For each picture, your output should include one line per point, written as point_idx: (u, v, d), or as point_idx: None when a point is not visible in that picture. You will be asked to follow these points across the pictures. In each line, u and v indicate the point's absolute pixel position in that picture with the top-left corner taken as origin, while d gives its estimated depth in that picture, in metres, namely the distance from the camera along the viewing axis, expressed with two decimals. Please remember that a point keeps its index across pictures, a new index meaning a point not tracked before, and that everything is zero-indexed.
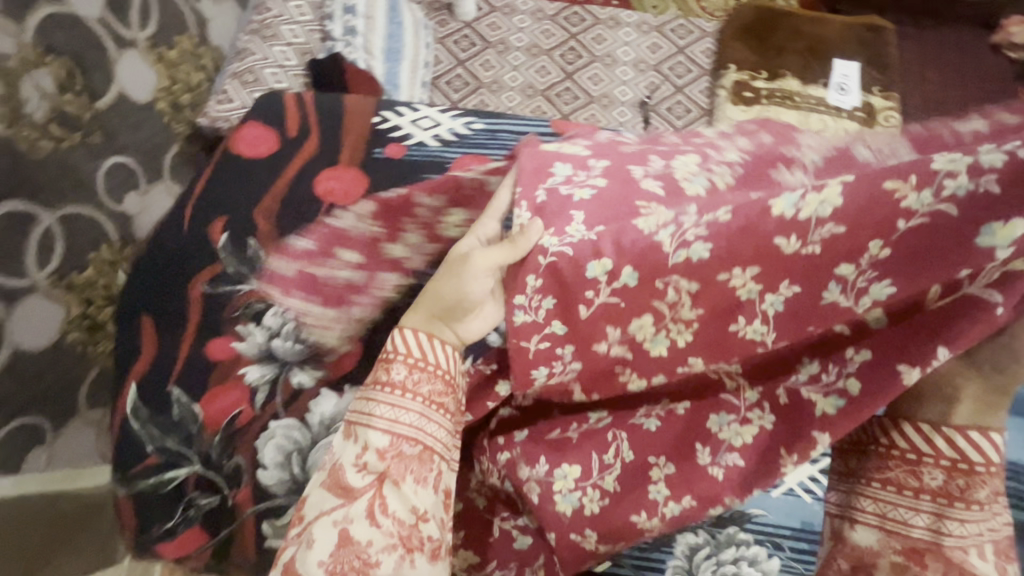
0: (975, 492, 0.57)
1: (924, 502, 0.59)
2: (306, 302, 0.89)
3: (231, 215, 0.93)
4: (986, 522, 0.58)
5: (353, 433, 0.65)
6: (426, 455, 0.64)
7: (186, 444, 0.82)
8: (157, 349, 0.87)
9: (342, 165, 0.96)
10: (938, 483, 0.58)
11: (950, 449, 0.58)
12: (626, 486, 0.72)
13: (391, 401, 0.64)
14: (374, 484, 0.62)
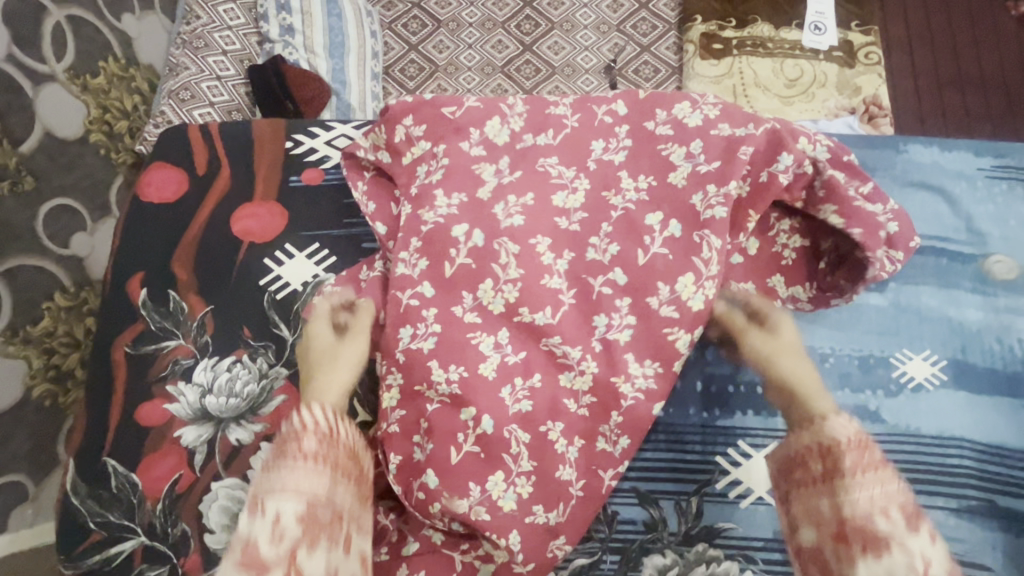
0: (843, 462, 0.70)
1: (819, 500, 0.69)
2: (235, 352, 0.84)
3: (147, 268, 0.87)
4: (879, 494, 0.68)
5: (261, 504, 0.66)
6: (332, 523, 0.67)
7: (130, 515, 0.79)
8: (88, 420, 0.83)
9: (258, 199, 0.89)
10: (816, 474, 0.71)
11: (823, 469, 0.70)
12: (551, 479, 0.73)
13: (303, 468, 0.68)
14: (287, 556, 0.64)
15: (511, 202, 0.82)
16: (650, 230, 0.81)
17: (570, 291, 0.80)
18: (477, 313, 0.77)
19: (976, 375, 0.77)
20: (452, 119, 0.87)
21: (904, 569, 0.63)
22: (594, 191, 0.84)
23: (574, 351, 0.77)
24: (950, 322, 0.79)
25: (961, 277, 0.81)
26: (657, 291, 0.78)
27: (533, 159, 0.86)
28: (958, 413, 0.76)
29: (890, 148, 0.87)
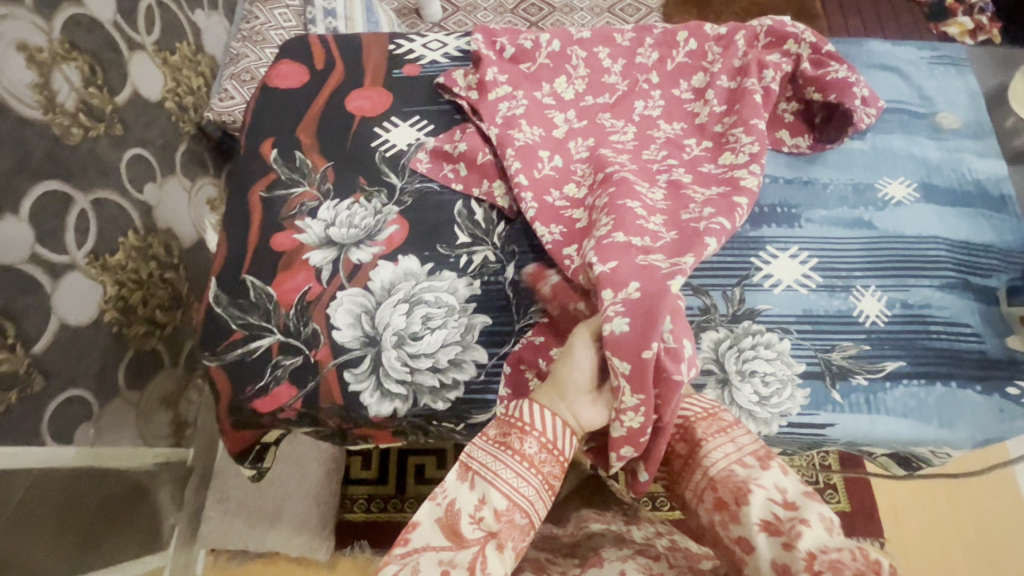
0: (696, 434, 0.76)
1: (695, 475, 0.74)
2: (353, 195, 1.02)
3: (276, 135, 1.06)
4: (732, 448, 0.73)
5: (471, 478, 0.68)
6: (517, 516, 0.67)
7: (267, 319, 0.93)
8: (229, 250, 0.98)
9: (368, 86, 1.11)
10: (683, 453, 0.77)
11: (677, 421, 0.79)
12: (632, 227, 0.84)
13: (517, 469, 0.68)
14: (481, 541, 0.65)
15: (580, 141, 1.02)
16: (689, 145, 1.02)
17: (634, 165, 0.98)
18: (564, 200, 0.96)
19: (940, 193, 1.01)
20: (529, 74, 1.09)
21: (766, 503, 0.66)
22: (640, 131, 1.04)
23: (645, 187, 0.94)
24: (916, 158, 1.03)
25: (920, 128, 1.06)
26: (707, 165, 0.99)
27: (593, 111, 1.06)
28: (931, 218, 0.98)
29: (851, 45, 1.14)
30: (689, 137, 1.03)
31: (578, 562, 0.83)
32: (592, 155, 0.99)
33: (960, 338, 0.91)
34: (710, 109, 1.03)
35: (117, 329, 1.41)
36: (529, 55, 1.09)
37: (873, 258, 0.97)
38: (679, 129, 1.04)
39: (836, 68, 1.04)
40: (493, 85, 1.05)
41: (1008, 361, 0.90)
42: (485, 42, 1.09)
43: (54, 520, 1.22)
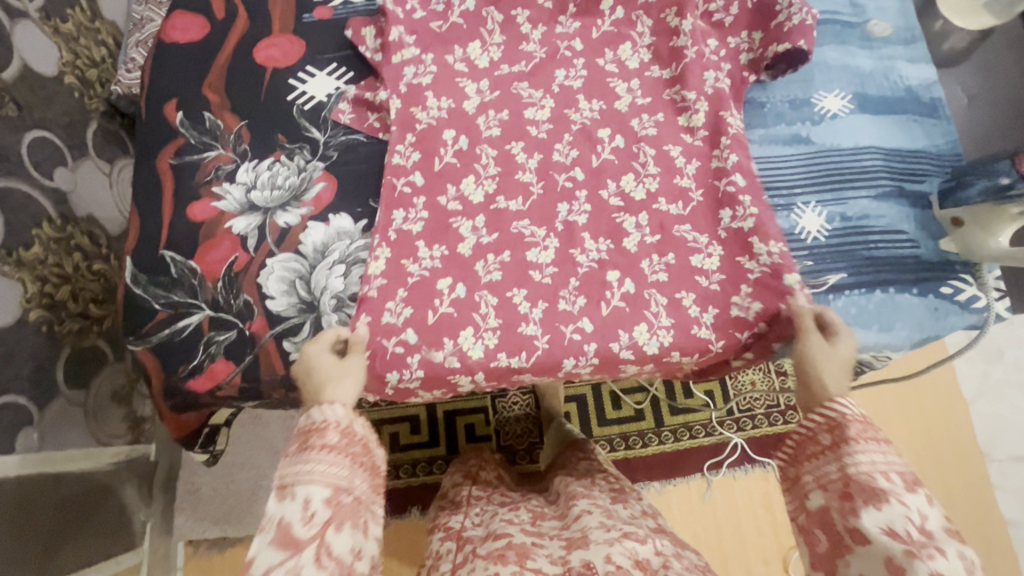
0: (846, 431, 0.66)
1: (826, 465, 0.67)
2: (273, 153, 0.94)
3: (179, 97, 0.97)
4: (880, 457, 0.64)
5: (289, 490, 0.63)
6: (336, 498, 0.64)
7: (193, 294, 0.87)
8: (141, 224, 0.90)
9: (277, 34, 1.01)
10: (823, 443, 0.68)
11: (823, 418, 0.68)
12: (515, 327, 0.84)
13: (328, 461, 0.65)
14: (318, 534, 0.61)
15: (491, 115, 0.94)
16: (601, 141, 0.93)
17: (540, 183, 0.91)
18: (459, 202, 0.90)
19: (873, 102, 1.00)
20: (440, 34, 0.98)
21: (901, 518, 0.60)
22: (555, 108, 0.95)
23: (539, 232, 0.89)
24: (850, 68, 1.02)
25: (852, 38, 1.04)
26: (608, 185, 0.91)
27: (507, 81, 0.96)
28: (865, 128, 0.98)
29: None
30: (609, 118, 0.94)
31: (563, 543, 0.83)
32: (500, 136, 0.93)
33: (896, 244, 0.93)
34: (632, 98, 0.95)
35: (47, 327, 1.29)
36: (441, 16, 0.98)
37: (812, 172, 0.97)
38: (602, 104, 0.96)
39: (784, 15, 0.93)
40: (399, 46, 0.96)
41: (940, 262, 0.92)
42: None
43: (9, 530, 1.14)
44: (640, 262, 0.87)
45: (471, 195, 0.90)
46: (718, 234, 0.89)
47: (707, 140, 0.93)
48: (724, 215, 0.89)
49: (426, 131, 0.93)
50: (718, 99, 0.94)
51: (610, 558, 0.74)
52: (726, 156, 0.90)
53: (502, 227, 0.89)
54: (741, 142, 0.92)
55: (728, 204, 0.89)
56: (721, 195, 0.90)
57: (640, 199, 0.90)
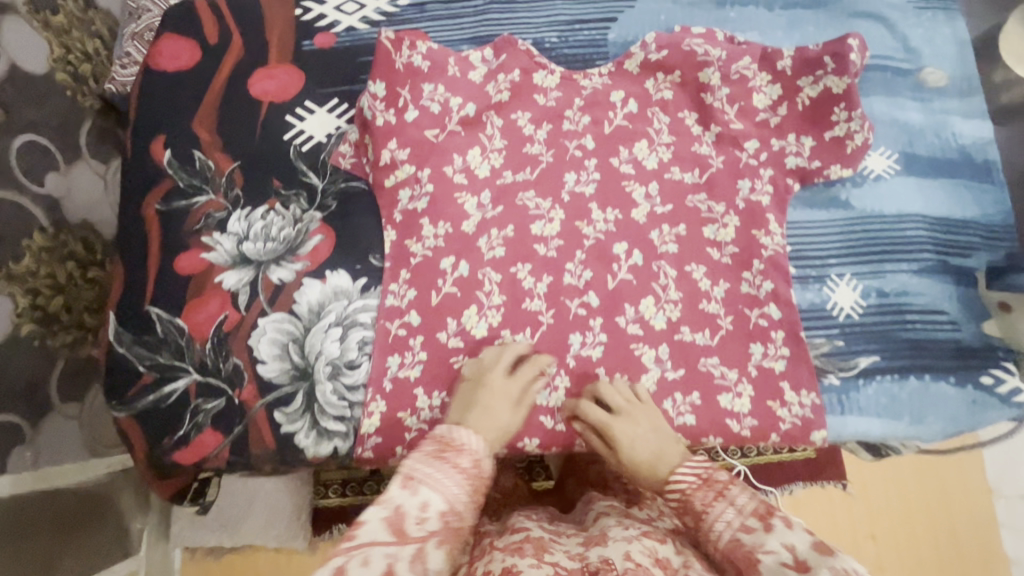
0: (694, 505, 0.65)
1: (707, 548, 0.63)
2: (267, 201, 0.88)
3: (167, 133, 0.89)
4: (732, 513, 0.63)
5: (414, 483, 0.61)
6: (447, 515, 0.60)
7: (180, 357, 0.82)
8: (125, 275, 0.85)
9: (273, 64, 0.93)
10: (689, 523, 0.66)
11: (675, 496, 0.68)
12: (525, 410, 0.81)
13: (461, 472, 0.63)
14: (421, 538, 0.58)
15: (494, 234, 0.87)
16: (617, 257, 0.87)
17: (556, 248, 0.87)
18: (460, 337, 0.84)
19: (921, 164, 0.92)
20: (436, 144, 0.87)
21: (775, 568, 0.56)
22: (567, 170, 0.90)
23: (550, 368, 0.83)
24: (898, 123, 0.93)
25: (903, 88, 0.95)
26: (625, 310, 0.85)
27: (521, 137, 0.90)
28: (911, 193, 0.90)
29: None
30: (629, 183, 0.89)
31: (582, 540, 0.68)
32: (512, 200, 0.88)
33: (935, 327, 0.86)
34: (657, 156, 0.90)
35: (39, 343, 1.07)
36: (437, 122, 0.88)
37: (850, 241, 0.89)
38: (620, 166, 0.90)
39: (838, 127, 0.88)
40: (391, 167, 0.87)
41: (983, 349, 0.85)
42: (383, 101, 0.86)
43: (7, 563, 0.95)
44: (658, 345, 0.84)
45: (473, 329, 0.84)
46: (749, 371, 0.84)
47: (736, 260, 0.87)
48: (755, 350, 0.84)
49: (436, 195, 0.87)
50: (752, 214, 0.88)
51: (629, 555, 0.60)
52: (759, 284, 0.86)
53: (514, 302, 0.85)
54: (785, 271, 0.87)
55: (758, 338, 0.85)
56: (753, 327, 0.85)
57: (661, 327, 0.85)
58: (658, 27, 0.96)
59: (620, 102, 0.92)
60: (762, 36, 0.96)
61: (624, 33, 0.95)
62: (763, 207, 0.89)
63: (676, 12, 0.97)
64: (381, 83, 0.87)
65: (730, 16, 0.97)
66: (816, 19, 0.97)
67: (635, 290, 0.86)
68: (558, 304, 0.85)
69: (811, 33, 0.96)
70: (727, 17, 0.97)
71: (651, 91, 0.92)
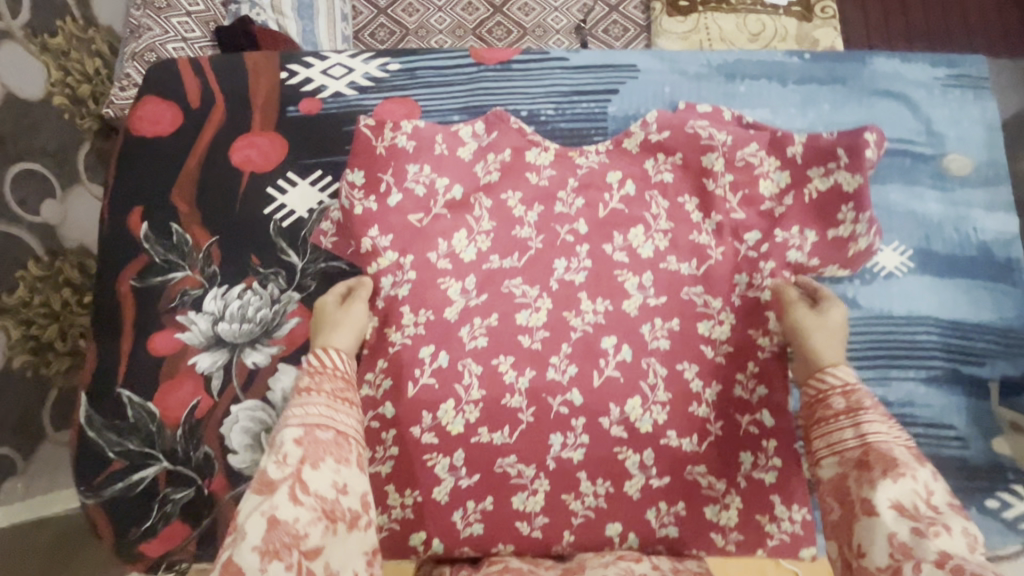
0: (862, 399, 0.66)
1: (844, 431, 0.65)
2: (244, 279, 0.85)
3: (144, 204, 0.87)
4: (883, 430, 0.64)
5: (277, 438, 0.63)
6: (339, 440, 0.65)
7: (150, 443, 0.80)
8: (97, 353, 0.83)
9: (255, 131, 0.89)
10: (837, 407, 0.67)
11: (836, 382, 0.69)
12: (500, 515, 0.79)
13: (318, 403, 0.67)
14: (293, 474, 0.60)
15: (476, 323, 0.83)
16: (605, 353, 0.83)
17: (541, 340, 0.83)
18: (435, 432, 0.81)
19: (938, 262, 0.86)
20: (421, 229, 0.85)
21: (910, 493, 0.59)
22: (557, 255, 0.85)
23: (527, 470, 0.80)
24: (915, 215, 0.87)
25: (923, 176, 0.88)
26: (610, 411, 0.82)
27: (510, 219, 0.86)
28: (924, 294, 0.84)
29: (855, 60, 0.92)
30: (622, 272, 0.85)
31: None
32: (497, 287, 0.84)
33: (941, 442, 0.81)
34: (654, 243, 0.86)
35: (34, 372, 1.11)
36: (423, 205, 0.85)
37: (855, 343, 0.84)
38: (613, 253, 0.85)
39: (843, 227, 0.84)
40: (373, 254, 0.84)
41: (990, 469, 0.80)
42: (362, 190, 0.84)
43: None
44: (644, 449, 0.81)
45: (449, 425, 0.81)
46: (737, 481, 0.80)
47: (731, 359, 0.83)
48: (745, 459, 0.80)
49: (417, 281, 0.84)
50: (749, 312, 0.84)
51: None
52: (754, 389, 0.82)
53: (494, 398, 0.82)
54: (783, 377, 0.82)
55: (750, 447, 0.80)
56: (743, 433, 0.81)
57: (647, 431, 0.81)
58: (660, 102, 0.91)
59: (617, 184, 0.87)
60: (773, 114, 0.89)
61: (625, 107, 0.90)
62: (763, 305, 0.84)
63: (681, 85, 0.91)
64: (359, 169, 0.85)
65: (739, 91, 0.91)
66: (833, 95, 0.90)
67: (622, 389, 0.82)
68: (540, 402, 0.82)
69: (825, 112, 0.90)
70: (737, 91, 0.91)
71: (651, 172, 0.87)
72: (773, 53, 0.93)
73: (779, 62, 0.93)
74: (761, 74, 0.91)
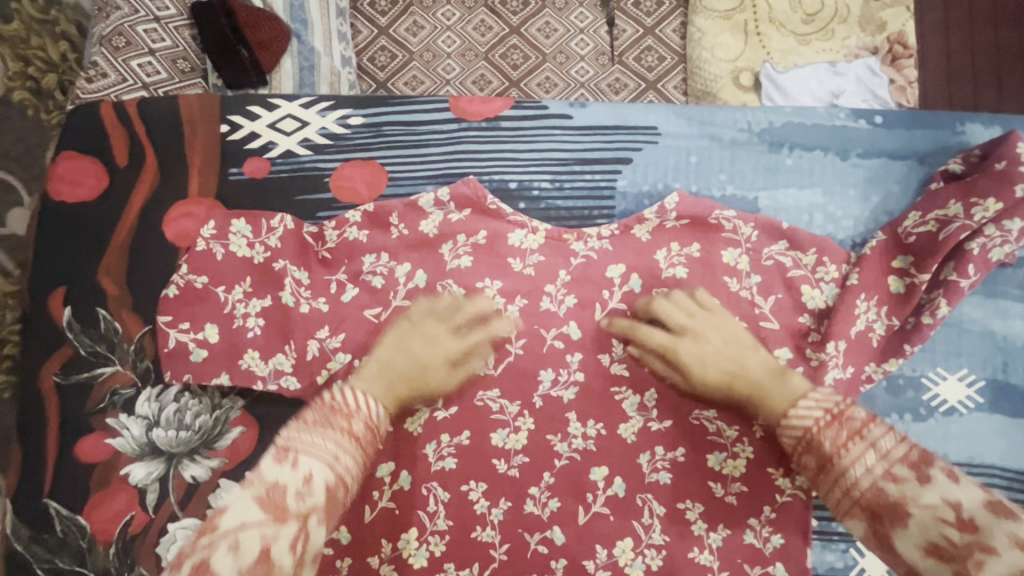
0: (825, 448, 0.63)
1: (833, 491, 0.63)
2: (179, 379, 0.73)
3: (67, 283, 0.75)
4: (873, 456, 0.62)
5: (291, 456, 0.62)
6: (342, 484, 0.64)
7: (81, 561, 0.71)
8: (22, 460, 0.74)
9: (192, 197, 0.75)
10: (812, 465, 0.64)
11: (800, 427, 0.65)
12: None
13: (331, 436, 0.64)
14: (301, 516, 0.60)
15: (444, 439, 0.72)
16: (594, 485, 0.71)
17: (520, 462, 0.71)
18: (395, 565, 0.70)
19: (1012, 397, 0.70)
20: (379, 328, 0.72)
21: (934, 525, 0.56)
22: (542, 361, 0.72)
23: None
24: (993, 335, 0.70)
25: (1009, 284, 0.71)
26: (596, 553, 0.70)
27: (488, 315, 0.72)
28: (992, 441, 0.69)
29: (937, 126, 0.73)
30: (618, 386, 0.72)
31: None
32: (469, 397, 0.72)
33: None
34: (660, 354, 0.72)
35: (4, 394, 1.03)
36: (381, 299, 0.73)
37: None
38: (609, 364, 0.72)
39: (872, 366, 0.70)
40: (322, 358, 0.72)
41: None
42: (308, 288, 0.73)
43: None
44: None
45: (410, 558, 0.70)
46: None
47: (746, 502, 0.70)
48: None
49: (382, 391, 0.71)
50: (772, 446, 0.70)
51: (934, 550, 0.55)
52: (767, 537, 0.69)
53: (463, 529, 0.71)
54: (803, 525, 0.70)
55: None
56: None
57: None
58: (683, 175, 0.74)
59: (619, 279, 0.72)
60: (827, 196, 0.73)
61: (639, 180, 0.75)
62: (785, 438, 0.70)
63: (711, 153, 0.75)
64: (268, 298, 0.73)
65: (785, 164, 0.74)
66: (903, 173, 0.73)
67: (613, 526, 0.70)
68: (516, 537, 0.70)
69: (891, 192, 0.72)
70: (782, 164, 0.74)
71: (662, 268, 0.72)
72: (834, 112, 0.75)
73: (837, 123, 0.75)
74: (814, 143, 0.74)
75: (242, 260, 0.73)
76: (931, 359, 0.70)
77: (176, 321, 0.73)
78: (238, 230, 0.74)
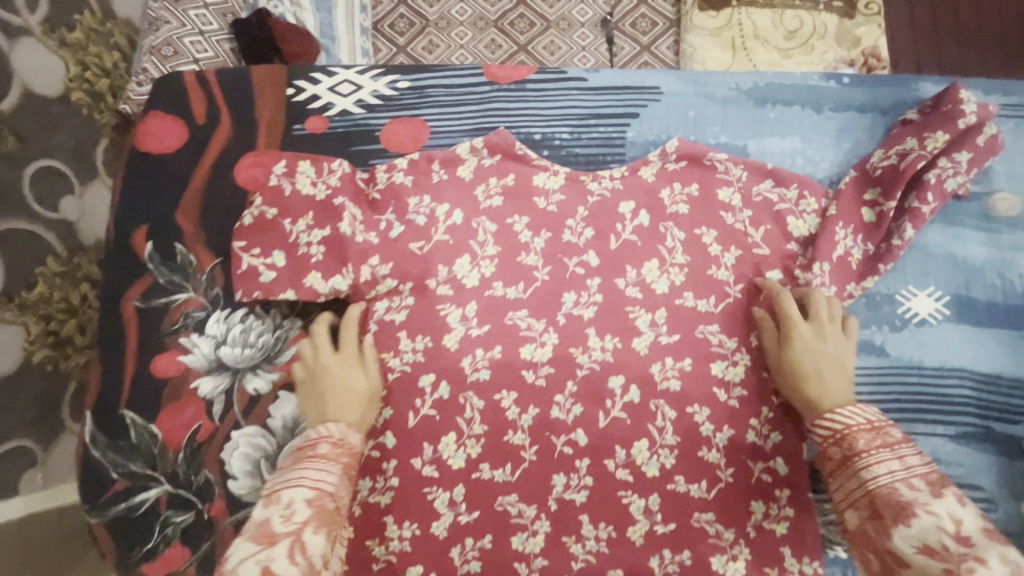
0: (856, 444, 0.66)
1: (850, 481, 0.65)
2: (246, 303, 0.83)
3: (149, 222, 0.86)
4: (897, 464, 0.63)
5: (276, 494, 0.65)
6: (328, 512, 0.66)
7: (152, 465, 0.80)
8: (102, 375, 0.83)
9: (261, 149, 0.87)
10: (837, 457, 0.68)
11: (830, 429, 0.69)
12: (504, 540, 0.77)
13: (315, 466, 0.68)
14: (294, 531, 0.62)
15: (479, 354, 0.81)
16: (612, 392, 0.80)
17: (546, 374, 0.81)
18: (435, 466, 0.78)
19: (976, 310, 0.80)
20: (421, 257, 0.83)
21: (934, 531, 0.58)
22: (565, 287, 0.82)
23: (528, 510, 0.78)
24: (955, 258, 0.82)
25: (967, 216, 0.83)
26: (615, 454, 0.78)
27: (517, 245, 0.83)
28: (960, 347, 0.79)
29: (895, 86, 0.87)
30: (633, 306, 0.82)
31: None
32: (502, 318, 0.82)
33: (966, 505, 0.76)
34: (669, 279, 0.82)
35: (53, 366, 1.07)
36: (423, 232, 0.83)
37: (884, 394, 0.78)
38: (624, 287, 0.82)
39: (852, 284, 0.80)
40: (373, 283, 0.83)
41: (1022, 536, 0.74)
42: (363, 222, 0.83)
43: None
44: (650, 492, 0.77)
45: (449, 459, 0.78)
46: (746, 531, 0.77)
47: (746, 404, 0.79)
48: (755, 508, 0.77)
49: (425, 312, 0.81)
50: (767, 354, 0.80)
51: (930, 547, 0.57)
52: (766, 434, 0.78)
53: (496, 433, 0.79)
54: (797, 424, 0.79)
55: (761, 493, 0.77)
56: (754, 480, 0.78)
57: (653, 475, 0.78)
58: (683, 127, 0.87)
59: (631, 214, 0.84)
60: (805, 142, 0.85)
61: (646, 132, 0.87)
62: None
63: (706, 109, 0.88)
64: (328, 228, 0.82)
65: (769, 117, 0.86)
66: (868, 125, 0.86)
67: (630, 429, 0.79)
68: (544, 441, 0.79)
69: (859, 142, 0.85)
70: (766, 117, 0.87)
71: (666, 202, 0.84)
72: (808, 76, 0.88)
73: (810, 85, 0.88)
74: (794, 101, 0.87)
75: (305, 198, 0.84)
76: (902, 279, 0.81)
77: (249, 247, 0.82)
78: (304, 171, 0.85)
